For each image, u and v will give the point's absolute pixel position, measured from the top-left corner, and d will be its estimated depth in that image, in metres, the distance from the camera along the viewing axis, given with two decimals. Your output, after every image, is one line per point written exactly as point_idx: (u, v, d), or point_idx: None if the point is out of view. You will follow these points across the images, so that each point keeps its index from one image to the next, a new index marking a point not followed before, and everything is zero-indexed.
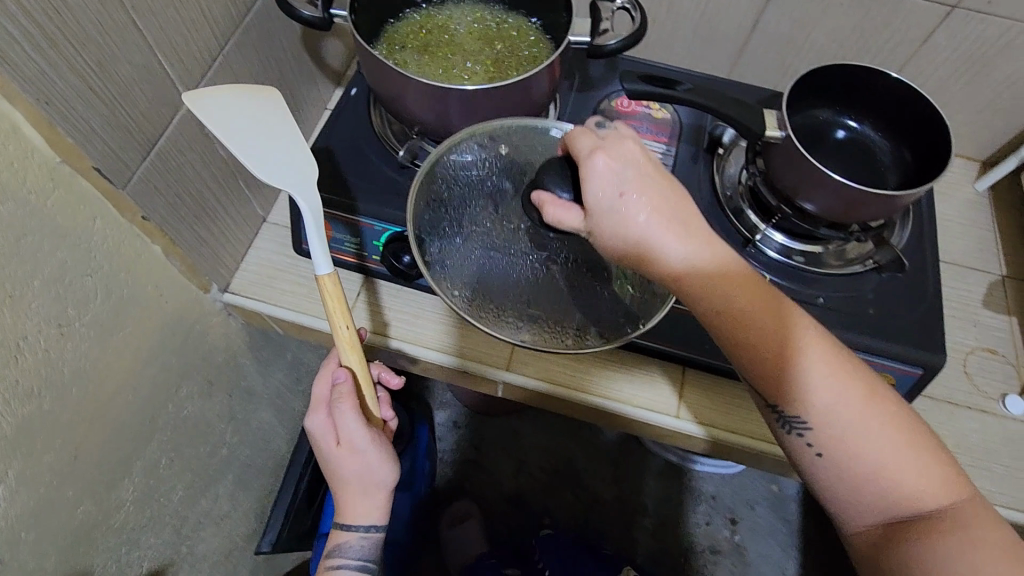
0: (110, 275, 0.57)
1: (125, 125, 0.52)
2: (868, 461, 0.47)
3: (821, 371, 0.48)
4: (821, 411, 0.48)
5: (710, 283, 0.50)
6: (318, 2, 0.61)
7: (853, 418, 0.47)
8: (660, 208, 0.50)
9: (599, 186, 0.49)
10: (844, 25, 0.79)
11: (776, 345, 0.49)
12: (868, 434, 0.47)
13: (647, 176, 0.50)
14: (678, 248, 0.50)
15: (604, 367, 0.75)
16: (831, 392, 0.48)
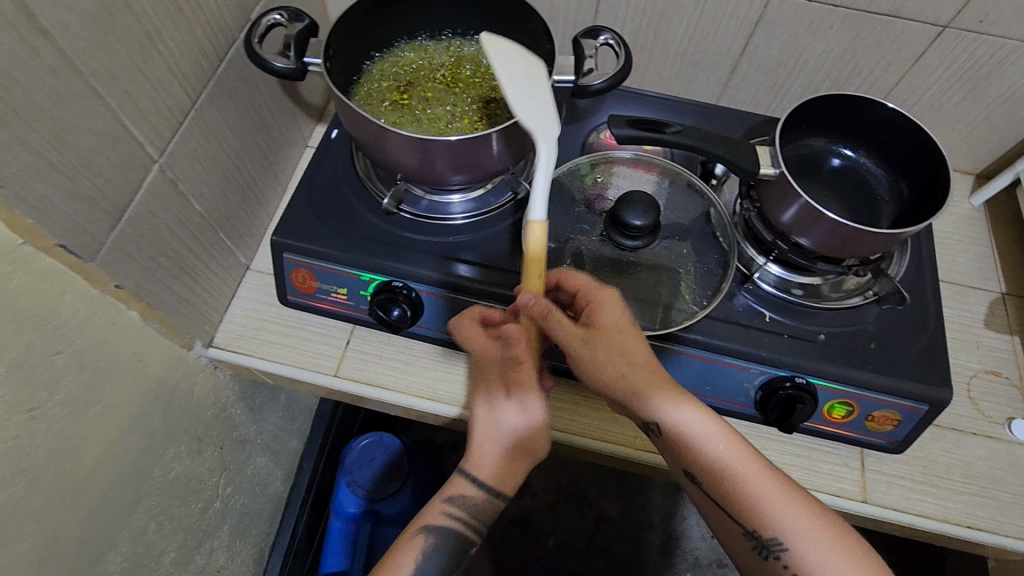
0: (82, 351, 0.53)
1: (90, 197, 0.49)
2: (804, 561, 0.52)
3: (757, 476, 0.54)
4: (759, 517, 0.53)
5: (655, 400, 0.55)
6: (290, 53, 0.59)
7: (789, 521, 0.52)
8: (620, 326, 0.56)
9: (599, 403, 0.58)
10: (835, 45, 0.77)
11: (716, 454, 0.54)
12: (803, 537, 0.52)
13: (621, 325, 0.56)
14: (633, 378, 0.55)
15: (605, 410, 0.73)
16: (752, 488, 0.53)
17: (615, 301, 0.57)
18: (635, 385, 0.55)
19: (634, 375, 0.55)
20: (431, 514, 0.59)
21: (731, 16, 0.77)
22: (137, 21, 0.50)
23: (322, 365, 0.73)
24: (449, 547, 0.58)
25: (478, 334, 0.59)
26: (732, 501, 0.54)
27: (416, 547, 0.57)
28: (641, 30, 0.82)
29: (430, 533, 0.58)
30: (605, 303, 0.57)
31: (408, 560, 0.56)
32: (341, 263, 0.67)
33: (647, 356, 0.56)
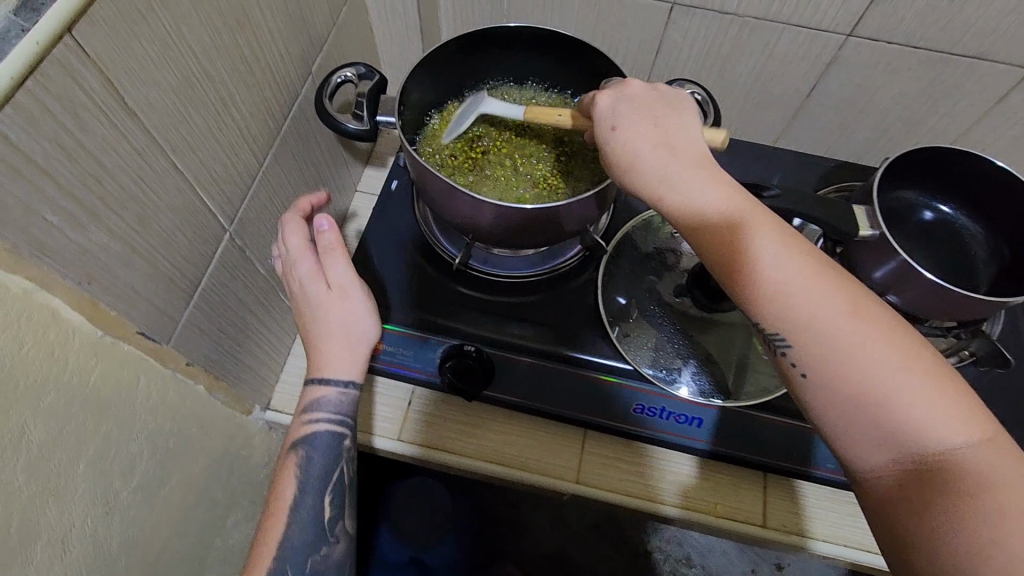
0: (154, 433, 0.51)
1: (168, 276, 0.46)
2: (857, 360, 0.38)
3: (813, 295, 0.39)
4: (803, 323, 0.39)
5: (680, 172, 0.43)
6: (363, 114, 0.58)
7: (834, 316, 0.39)
8: (653, 136, 0.44)
9: (602, 116, 0.47)
10: (911, 86, 0.74)
11: (738, 229, 0.41)
12: (837, 320, 0.39)
13: (647, 109, 0.46)
14: (651, 155, 0.44)
15: (684, 475, 0.68)
16: (808, 301, 0.39)
17: (643, 92, 0.47)
18: (640, 151, 0.44)
19: (653, 158, 0.44)
20: (298, 430, 0.58)
21: (803, 57, 0.74)
22: (213, 88, 0.47)
23: (382, 428, 0.69)
24: (329, 454, 0.57)
25: (297, 233, 0.57)
26: (772, 310, 0.40)
27: (295, 463, 0.56)
28: (705, 70, 0.79)
29: (304, 447, 0.57)
30: (634, 97, 0.47)
31: (292, 479, 0.56)
32: (411, 325, 0.66)
33: (677, 145, 0.44)
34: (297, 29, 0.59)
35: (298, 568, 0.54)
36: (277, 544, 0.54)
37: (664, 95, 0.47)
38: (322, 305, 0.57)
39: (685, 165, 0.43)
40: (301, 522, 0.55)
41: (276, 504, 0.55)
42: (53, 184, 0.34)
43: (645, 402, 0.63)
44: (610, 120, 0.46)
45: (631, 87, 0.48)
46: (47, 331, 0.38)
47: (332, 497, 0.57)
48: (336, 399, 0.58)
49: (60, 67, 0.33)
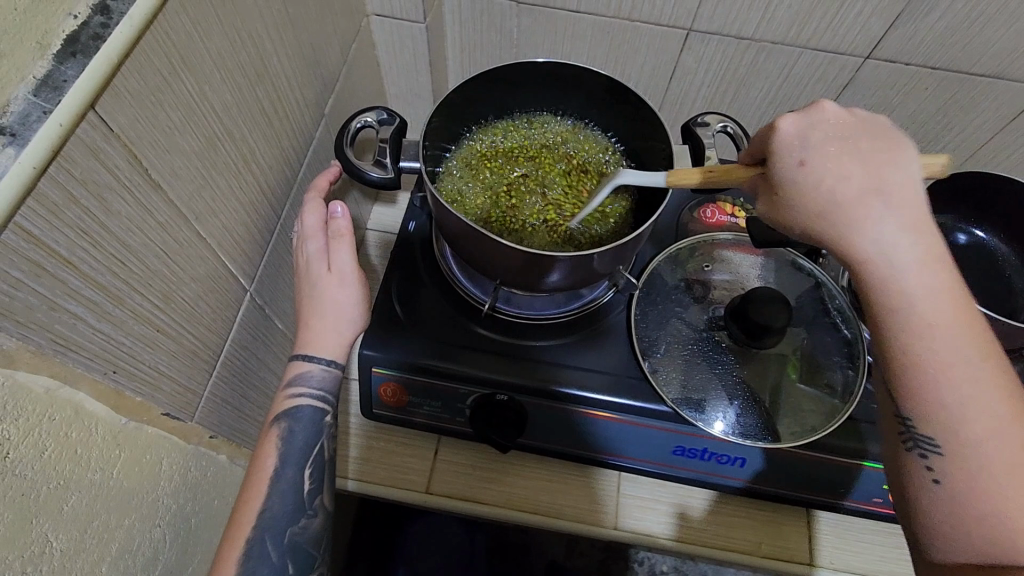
0: (178, 515, 0.47)
1: (190, 349, 0.43)
2: (979, 456, 0.36)
3: (970, 376, 0.37)
4: (946, 399, 0.37)
5: (872, 221, 0.39)
6: (386, 162, 0.56)
7: (977, 405, 0.36)
8: (855, 174, 0.39)
9: (789, 149, 0.41)
10: (927, 107, 0.74)
11: (905, 281, 0.38)
12: (978, 409, 0.36)
13: (855, 145, 0.40)
14: (839, 188, 0.39)
15: (723, 515, 0.66)
16: (964, 401, 0.36)
17: (844, 121, 0.41)
18: (833, 196, 0.39)
19: (842, 202, 0.39)
20: (280, 403, 0.52)
21: (819, 80, 0.73)
22: (235, 147, 0.45)
23: (412, 482, 0.67)
24: (313, 429, 0.52)
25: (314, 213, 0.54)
26: (915, 369, 0.37)
27: (276, 436, 0.51)
28: (720, 94, 0.77)
29: (286, 420, 0.51)
30: (833, 125, 0.41)
31: (272, 452, 0.50)
32: (436, 376, 0.61)
33: (881, 190, 0.39)
34: (311, 72, 0.56)
35: (276, 541, 0.48)
36: (256, 517, 0.48)
37: (867, 121, 0.42)
38: (318, 282, 0.54)
39: (886, 211, 0.39)
40: (281, 496, 0.49)
41: (253, 477, 0.49)
42: (77, 273, 0.32)
43: (685, 443, 0.62)
44: (797, 152, 0.40)
45: (830, 110, 0.42)
46: (70, 429, 0.34)
47: (313, 471, 0.51)
48: (322, 374, 0.53)
49: (84, 146, 0.31)
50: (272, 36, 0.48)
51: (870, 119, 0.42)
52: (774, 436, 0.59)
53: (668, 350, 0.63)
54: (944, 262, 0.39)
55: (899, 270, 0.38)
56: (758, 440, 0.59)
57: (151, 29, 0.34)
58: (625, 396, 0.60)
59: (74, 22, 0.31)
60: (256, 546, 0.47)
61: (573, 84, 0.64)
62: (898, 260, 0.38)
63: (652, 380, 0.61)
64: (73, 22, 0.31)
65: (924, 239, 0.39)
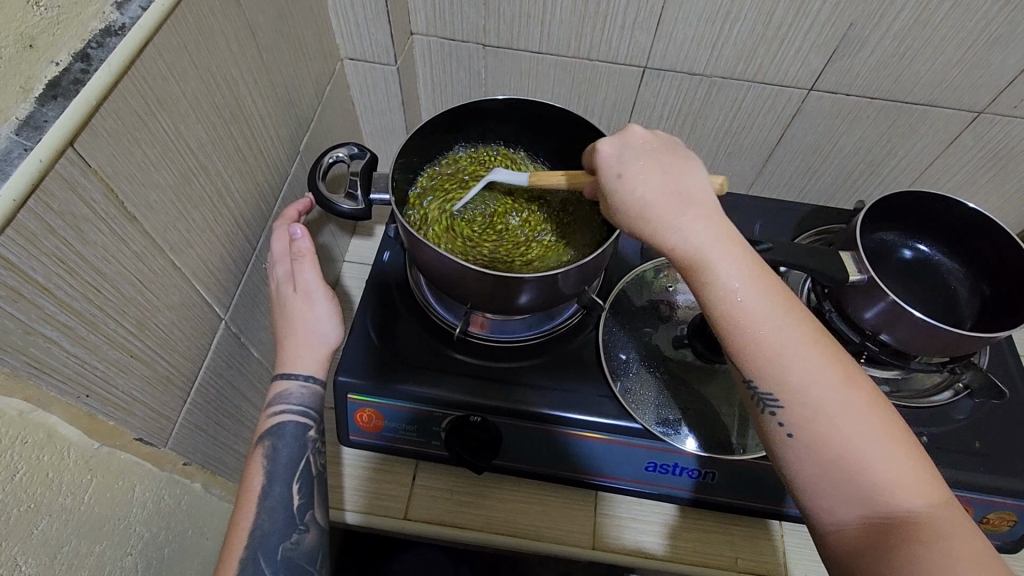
0: (149, 544, 0.47)
1: (164, 376, 0.45)
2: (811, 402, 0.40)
3: (783, 332, 0.42)
4: (773, 351, 0.41)
5: (679, 214, 0.44)
6: (357, 194, 0.57)
7: (797, 363, 0.41)
8: (658, 182, 0.45)
9: (604, 164, 0.47)
10: (871, 133, 0.79)
11: (711, 261, 0.43)
12: (802, 360, 0.41)
13: (653, 153, 0.47)
14: (643, 192, 0.45)
15: (699, 531, 0.67)
16: (785, 352, 0.41)
17: (647, 139, 0.48)
18: (644, 201, 0.45)
19: (652, 204, 0.44)
20: (263, 423, 0.53)
21: (769, 110, 0.78)
22: (211, 181, 0.48)
23: (389, 508, 0.67)
24: (297, 444, 0.53)
25: (281, 238, 0.57)
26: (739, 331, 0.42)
27: (261, 455, 0.52)
28: (677, 126, 0.82)
29: (269, 438, 0.52)
30: (642, 145, 0.47)
31: (259, 472, 0.51)
32: (411, 401, 0.62)
33: (682, 193, 0.45)
34: (286, 114, 0.59)
35: (269, 558, 0.49)
36: (246, 537, 0.49)
37: (666, 140, 0.48)
38: (287, 304, 0.55)
39: (685, 207, 0.44)
40: (270, 513, 0.50)
41: (242, 498, 0.50)
42: (52, 299, 0.34)
43: (658, 460, 0.63)
44: (615, 166, 0.46)
45: (646, 133, 0.48)
46: (42, 451, 0.35)
47: (301, 486, 0.52)
48: (301, 391, 0.54)
49: (62, 181, 0.33)
50: (247, 80, 0.51)
51: (668, 140, 0.49)
52: (741, 449, 0.60)
53: (638, 370, 0.65)
54: (741, 246, 0.44)
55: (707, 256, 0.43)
56: (726, 452, 0.60)
57: (129, 75, 0.37)
58: (595, 414, 0.62)
59: (56, 68, 0.34)
60: (248, 566, 0.48)
61: (532, 123, 0.68)
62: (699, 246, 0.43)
63: (621, 400, 0.62)
64: (55, 68, 0.34)
65: (726, 228, 0.44)
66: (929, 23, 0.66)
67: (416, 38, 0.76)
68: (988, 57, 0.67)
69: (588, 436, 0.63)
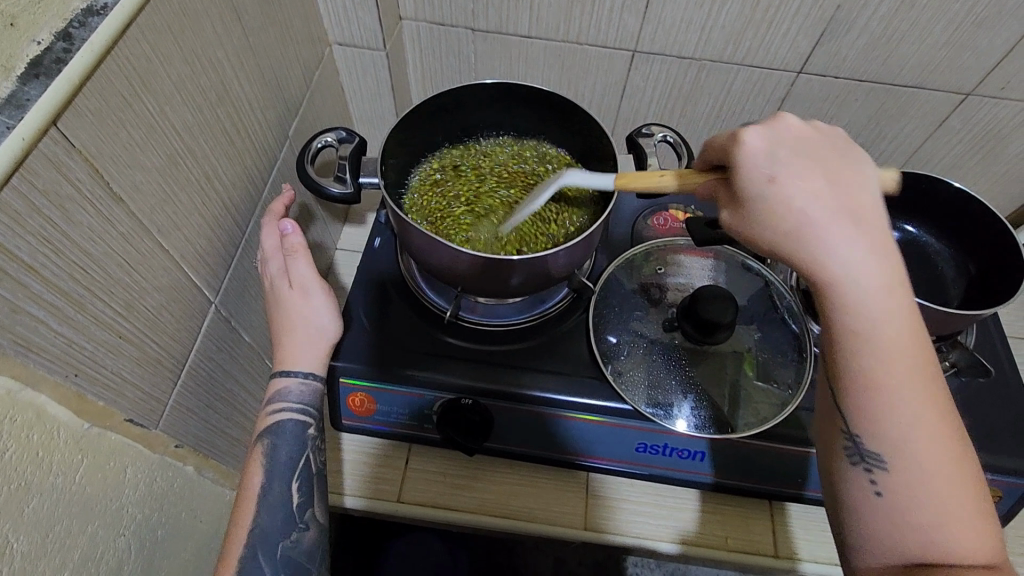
0: (142, 525, 0.48)
1: (154, 358, 0.45)
2: (911, 461, 0.38)
3: (910, 387, 0.38)
4: (890, 400, 0.38)
5: (832, 231, 0.39)
6: (345, 176, 0.58)
7: (911, 420, 0.38)
8: (821, 194, 0.40)
9: (756, 160, 0.41)
10: (860, 116, 0.79)
11: (850, 295, 0.38)
12: (921, 423, 0.38)
13: (815, 160, 0.41)
14: (799, 203, 0.39)
15: (690, 511, 0.68)
16: (906, 409, 0.38)
17: (804, 139, 0.42)
18: (795, 211, 0.39)
19: (803, 219, 0.39)
20: (263, 421, 0.54)
21: (759, 94, 0.78)
22: (197, 164, 0.48)
23: (384, 492, 0.68)
24: (297, 442, 0.53)
25: (272, 234, 0.57)
26: (866, 373, 0.39)
27: (261, 454, 0.52)
28: (668, 110, 0.82)
29: (269, 437, 0.53)
30: (801, 147, 0.41)
31: (259, 471, 0.52)
32: (403, 384, 0.63)
33: (846, 214, 0.40)
34: (274, 98, 0.59)
35: (269, 556, 0.50)
36: (246, 535, 0.50)
37: (834, 147, 0.42)
38: (284, 302, 0.56)
39: (844, 229, 0.39)
40: (269, 512, 0.50)
41: (243, 496, 0.51)
42: (39, 279, 0.34)
43: (649, 440, 0.63)
44: (770, 166, 0.40)
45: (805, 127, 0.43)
46: (32, 431, 0.36)
47: (300, 485, 0.53)
48: (300, 388, 0.55)
49: (46, 160, 0.33)
50: (234, 63, 0.51)
51: (840, 147, 0.43)
52: (730, 428, 0.61)
53: (628, 352, 0.65)
54: (896, 287, 0.39)
55: (851, 288, 0.39)
56: (716, 432, 0.61)
57: (112, 54, 0.37)
58: (585, 396, 0.62)
59: (37, 47, 0.34)
60: (247, 561, 0.49)
61: (520, 106, 0.68)
62: (847, 275, 0.39)
63: (612, 381, 0.63)
64: (36, 47, 0.34)
65: (883, 262, 0.39)
66: (916, 4, 0.66)
67: (405, 23, 0.76)
68: (975, 37, 0.68)
69: (579, 419, 0.63)
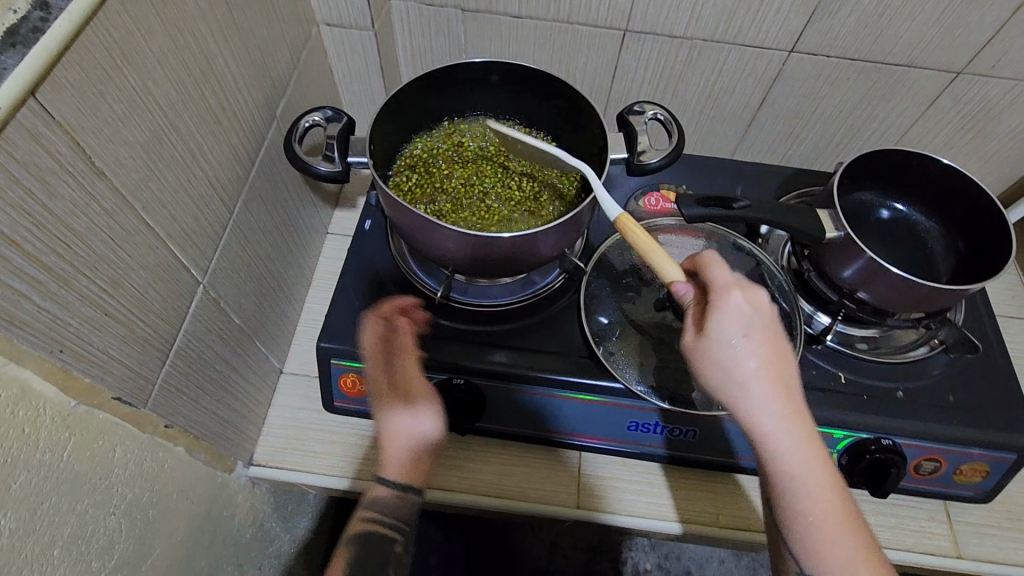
0: (133, 506, 0.48)
1: (141, 337, 0.45)
2: (834, 573, 0.48)
3: (829, 517, 0.49)
4: (820, 539, 0.49)
5: (754, 388, 0.48)
6: (334, 155, 0.57)
7: (834, 544, 0.48)
8: (770, 360, 0.48)
9: (725, 327, 0.48)
10: (851, 95, 0.79)
11: (786, 449, 0.48)
12: (840, 544, 0.48)
13: (771, 326, 0.49)
14: (749, 368, 0.48)
15: (681, 489, 0.69)
16: (829, 534, 0.48)
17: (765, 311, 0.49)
18: (747, 377, 0.48)
19: (753, 384, 0.48)
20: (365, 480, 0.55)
21: (750, 73, 0.78)
22: (183, 142, 0.47)
23: (377, 473, 0.68)
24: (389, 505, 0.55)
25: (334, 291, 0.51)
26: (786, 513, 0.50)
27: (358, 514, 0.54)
28: (659, 90, 0.81)
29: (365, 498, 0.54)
30: (762, 317, 0.48)
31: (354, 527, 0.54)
32: (394, 365, 0.63)
33: (785, 379, 0.49)
34: (261, 78, 0.59)
35: None
36: None
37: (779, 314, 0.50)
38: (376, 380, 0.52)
39: (782, 392, 0.48)
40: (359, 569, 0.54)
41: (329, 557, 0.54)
42: (21, 252, 0.34)
43: (639, 418, 0.64)
44: (737, 332, 0.47)
45: (761, 297, 0.49)
46: (17, 407, 0.36)
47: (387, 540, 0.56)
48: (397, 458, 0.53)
49: (25, 131, 0.33)
50: (218, 40, 0.51)
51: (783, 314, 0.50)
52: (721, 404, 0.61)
53: (620, 333, 0.65)
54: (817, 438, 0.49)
55: (788, 441, 0.48)
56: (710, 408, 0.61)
57: (92, 26, 0.37)
58: (576, 374, 0.62)
59: (13, 16, 0.33)
60: None
61: (510, 86, 0.67)
62: (783, 430, 0.48)
63: (603, 360, 0.63)
64: (12, 15, 0.33)
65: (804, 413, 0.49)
66: None
67: (393, 2, 0.75)
68: (966, 14, 0.67)
69: (570, 398, 0.63)
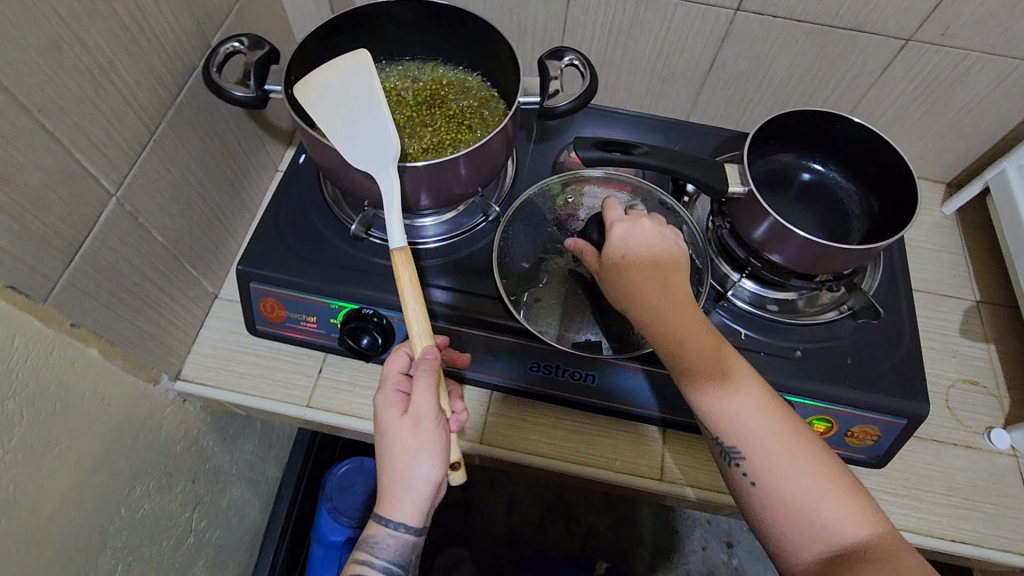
0: (38, 395, 0.52)
1: (39, 235, 0.48)
2: (764, 456, 0.49)
3: (738, 398, 0.51)
4: (742, 425, 0.50)
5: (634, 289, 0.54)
6: (250, 82, 0.60)
7: (750, 421, 0.50)
8: (649, 265, 0.55)
9: (614, 248, 0.57)
10: (801, 61, 0.78)
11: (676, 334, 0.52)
12: (759, 421, 0.50)
13: (653, 244, 0.56)
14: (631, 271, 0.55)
15: (584, 434, 0.71)
16: (746, 414, 0.50)
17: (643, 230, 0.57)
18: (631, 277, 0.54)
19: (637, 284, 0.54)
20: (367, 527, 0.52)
21: (699, 32, 0.77)
22: (88, 54, 0.49)
23: (294, 397, 0.71)
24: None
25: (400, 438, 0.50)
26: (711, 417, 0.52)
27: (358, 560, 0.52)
28: (609, 47, 0.81)
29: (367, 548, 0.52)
30: (641, 234, 0.57)
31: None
32: (308, 291, 0.65)
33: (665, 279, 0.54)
34: (191, 5, 0.60)
35: None
36: None
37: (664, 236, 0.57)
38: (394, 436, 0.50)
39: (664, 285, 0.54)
40: None
41: None
42: None
43: (540, 360, 0.66)
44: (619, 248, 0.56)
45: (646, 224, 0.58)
46: None
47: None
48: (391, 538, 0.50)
49: None
50: None
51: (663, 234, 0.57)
52: (619, 350, 0.63)
53: (531, 277, 0.67)
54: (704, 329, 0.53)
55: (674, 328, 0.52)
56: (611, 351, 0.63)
57: None
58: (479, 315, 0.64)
59: None
60: None
61: (444, 28, 0.68)
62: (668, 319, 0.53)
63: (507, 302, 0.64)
64: None
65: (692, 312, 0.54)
66: None
67: None
68: None
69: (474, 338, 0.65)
